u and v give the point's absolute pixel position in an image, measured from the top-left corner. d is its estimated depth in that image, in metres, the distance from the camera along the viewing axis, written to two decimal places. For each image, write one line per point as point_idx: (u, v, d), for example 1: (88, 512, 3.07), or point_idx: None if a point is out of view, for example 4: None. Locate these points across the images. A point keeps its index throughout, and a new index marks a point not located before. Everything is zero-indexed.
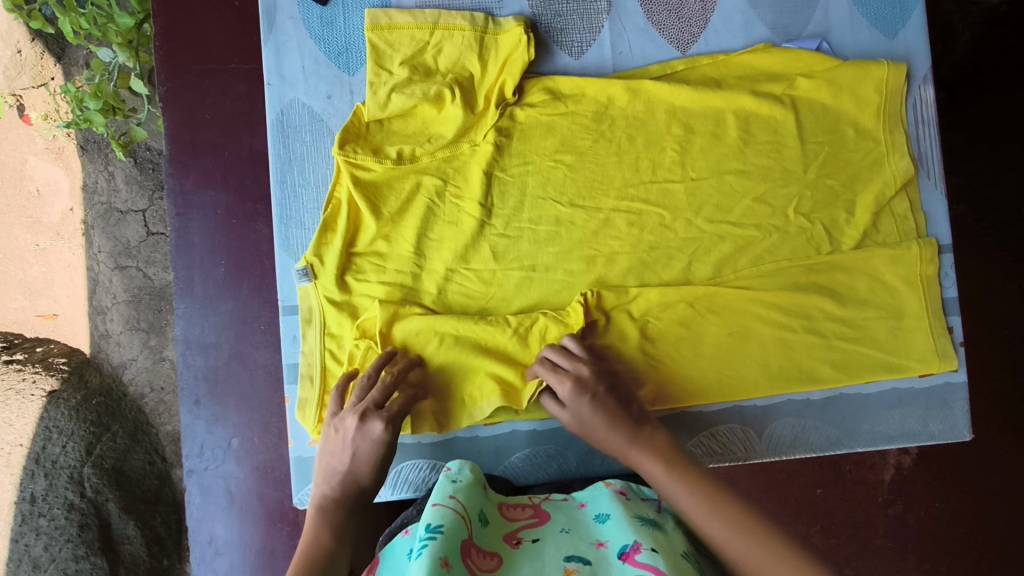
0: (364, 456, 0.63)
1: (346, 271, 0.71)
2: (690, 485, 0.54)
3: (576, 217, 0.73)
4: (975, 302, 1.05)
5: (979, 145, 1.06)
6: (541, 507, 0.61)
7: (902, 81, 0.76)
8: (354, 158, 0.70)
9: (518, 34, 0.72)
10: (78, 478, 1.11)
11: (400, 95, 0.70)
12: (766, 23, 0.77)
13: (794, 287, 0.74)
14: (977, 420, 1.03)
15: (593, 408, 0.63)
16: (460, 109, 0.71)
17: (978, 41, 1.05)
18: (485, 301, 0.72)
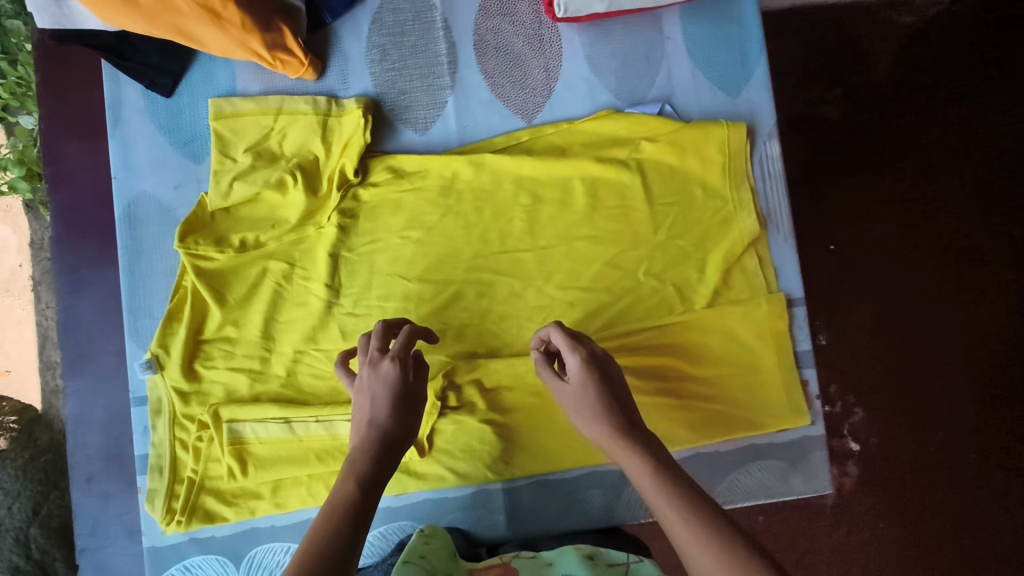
0: (381, 397, 0.58)
1: (193, 359, 0.73)
2: (676, 499, 0.49)
3: (424, 291, 0.75)
4: (865, 331, 1.13)
5: (900, 158, 1.17)
6: (511, 565, 0.66)
7: (744, 141, 0.77)
8: (195, 250, 0.71)
9: (357, 116, 0.74)
10: (25, 541, 0.88)
11: (243, 184, 0.73)
12: (609, 88, 0.79)
13: (645, 351, 0.76)
14: (914, 439, 1.10)
15: (589, 390, 0.58)
16: (302, 193, 0.73)
17: (900, 59, 1.18)
18: (337, 380, 0.74)
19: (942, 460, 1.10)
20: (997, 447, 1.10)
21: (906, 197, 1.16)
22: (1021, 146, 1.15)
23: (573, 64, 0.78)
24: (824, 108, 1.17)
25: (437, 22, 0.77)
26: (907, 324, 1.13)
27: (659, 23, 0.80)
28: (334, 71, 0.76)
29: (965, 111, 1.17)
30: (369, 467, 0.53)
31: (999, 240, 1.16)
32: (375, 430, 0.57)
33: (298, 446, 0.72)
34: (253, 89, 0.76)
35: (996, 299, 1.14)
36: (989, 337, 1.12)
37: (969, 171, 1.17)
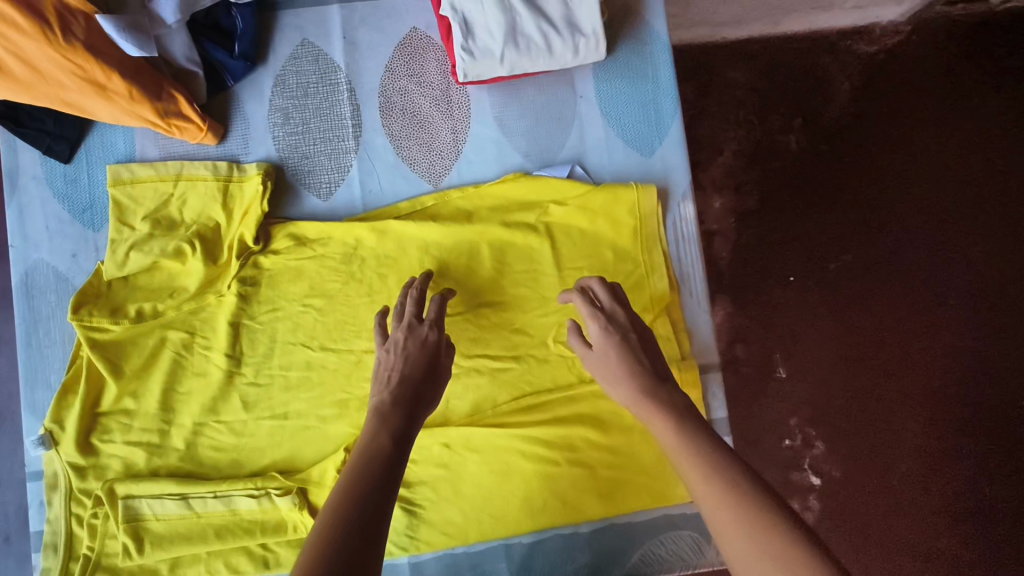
0: (413, 356, 0.62)
1: (90, 433, 0.71)
2: (688, 445, 0.52)
3: (327, 360, 0.74)
4: (824, 362, 1.21)
5: (867, 185, 1.25)
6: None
7: (654, 203, 0.76)
8: (88, 322, 0.70)
9: (256, 183, 0.73)
10: None
11: (138, 253, 0.71)
12: (520, 150, 0.77)
13: (553, 420, 0.74)
14: (877, 468, 1.19)
15: (612, 349, 0.63)
16: (200, 262, 0.71)
17: (859, 89, 1.27)
18: (237, 453, 0.73)
19: (892, 491, 1.19)
20: (943, 478, 1.20)
21: (865, 238, 1.24)
22: (971, 168, 1.26)
23: (482, 125, 0.77)
24: (788, 136, 1.25)
25: (342, 85, 0.76)
26: (866, 359, 1.21)
27: (570, 79, 0.78)
28: (236, 135, 0.76)
29: (926, 136, 1.27)
30: (398, 421, 0.57)
31: (945, 284, 1.24)
32: (409, 384, 0.60)
33: (195, 524, 0.70)
34: (152, 155, 0.75)
35: (947, 330, 1.23)
36: (939, 370, 1.22)
37: (918, 211, 1.25)
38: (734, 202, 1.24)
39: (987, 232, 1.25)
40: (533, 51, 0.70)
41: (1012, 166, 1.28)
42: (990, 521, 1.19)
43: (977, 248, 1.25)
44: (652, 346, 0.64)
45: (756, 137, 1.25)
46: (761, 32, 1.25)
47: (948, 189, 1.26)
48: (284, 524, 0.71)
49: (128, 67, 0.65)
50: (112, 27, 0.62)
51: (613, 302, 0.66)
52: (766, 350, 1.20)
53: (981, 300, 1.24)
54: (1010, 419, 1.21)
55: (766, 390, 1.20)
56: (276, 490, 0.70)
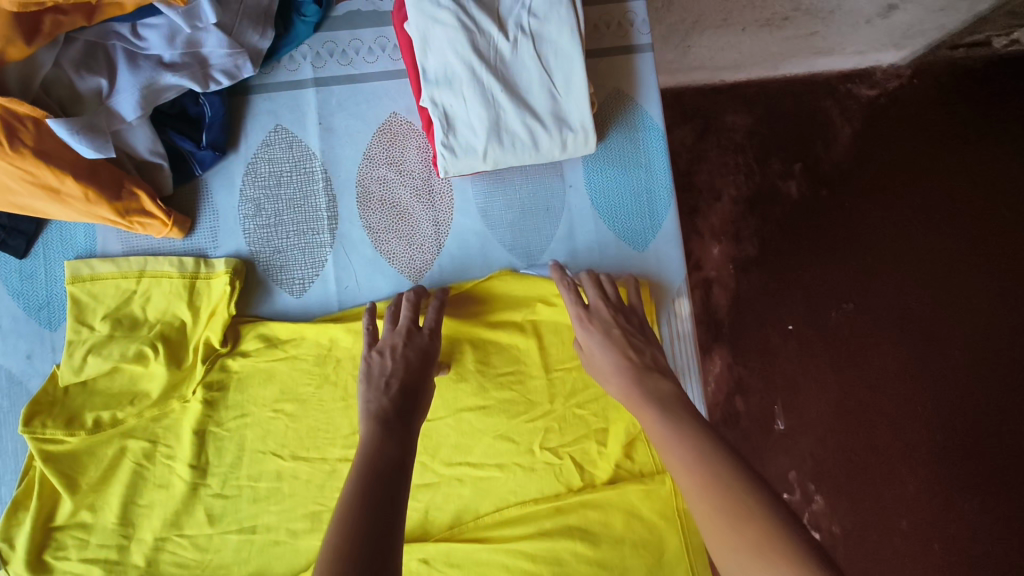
0: (408, 355, 0.62)
1: (43, 550, 0.66)
2: (674, 434, 0.53)
3: (299, 470, 0.69)
4: (826, 416, 1.19)
5: (864, 236, 1.23)
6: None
7: (648, 300, 0.72)
8: (42, 434, 0.65)
9: (224, 280, 0.68)
10: None
11: (95, 357, 0.66)
12: (505, 244, 0.73)
13: (539, 533, 0.69)
14: (879, 527, 1.19)
15: (602, 346, 0.64)
16: (163, 366, 0.67)
17: (861, 133, 1.24)
18: (201, 570, 0.68)
19: (896, 550, 1.18)
20: (949, 538, 1.19)
21: (869, 292, 1.22)
22: (969, 218, 1.24)
23: (465, 217, 0.73)
24: (788, 182, 1.22)
25: (317, 174, 0.72)
26: (871, 417, 1.20)
27: (560, 169, 0.74)
28: (205, 228, 0.72)
29: (928, 185, 1.24)
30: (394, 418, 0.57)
31: (949, 340, 1.22)
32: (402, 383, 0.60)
33: None
34: (115, 250, 0.71)
35: (952, 382, 1.21)
36: (944, 422, 1.21)
37: (922, 262, 1.23)
38: (732, 251, 1.21)
39: (990, 285, 1.23)
40: (519, 147, 0.66)
41: (1014, 217, 1.25)
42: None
43: (979, 302, 1.23)
44: (641, 338, 0.65)
45: (755, 182, 1.21)
46: (759, 76, 1.21)
47: (949, 240, 1.24)
48: None
49: (84, 170, 0.61)
50: (67, 131, 0.57)
51: (598, 299, 0.67)
52: (766, 403, 1.19)
53: (985, 355, 1.22)
54: (1015, 478, 1.20)
55: (769, 443, 1.18)
56: None
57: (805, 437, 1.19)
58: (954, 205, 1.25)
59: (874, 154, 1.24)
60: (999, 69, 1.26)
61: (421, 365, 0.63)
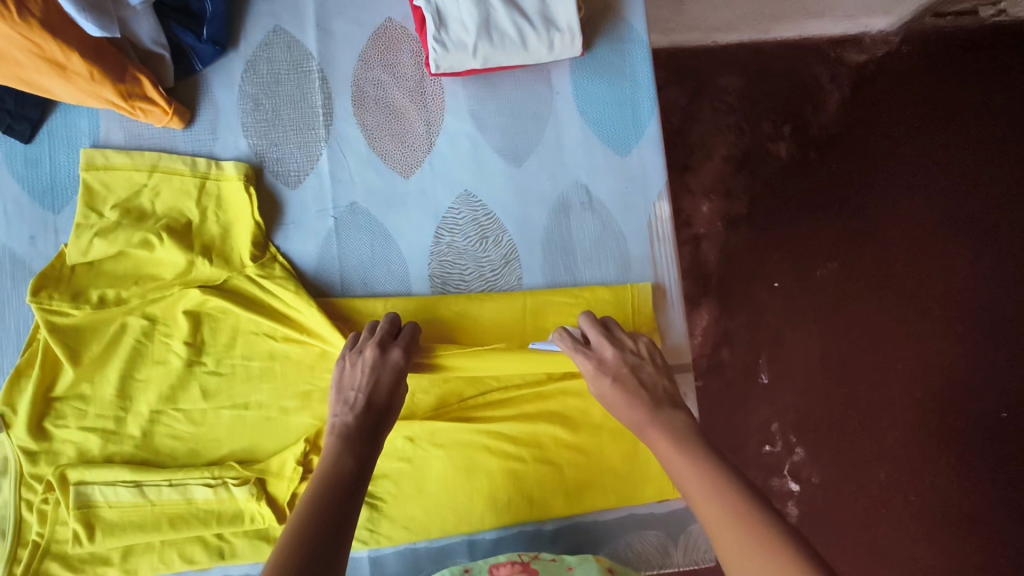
0: (378, 380, 0.62)
1: (44, 418, 0.70)
2: (692, 464, 0.55)
3: (290, 351, 0.73)
4: (808, 367, 1.21)
5: (849, 195, 1.26)
6: (528, 565, 0.68)
7: (630, 197, 0.77)
8: (48, 305, 0.68)
9: (238, 183, 0.72)
10: None
11: (104, 241, 0.69)
12: (493, 145, 0.76)
13: (520, 416, 0.74)
14: (857, 478, 1.19)
15: (608, 388, 0.64)
16: (172, 255, 0.69)
17: (847, 100, 1.26)
18: (195, 443, 0.72)
19: (874, 499, 1.20)
20: (925, 489, 1.21)
21: (855, 251, 1.25)
22: (951, 185, 1.28)
23: (456, 119, 0.76)
24: (777, 144, 1.24)
25: (314, 73, 0.75)
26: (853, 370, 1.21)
27: (548, 76, 0.78)
28: (204, 120, 0.74)
29: (912, 151, 1.28)
30: (354, 447, 0.57)
31: (931, 298, 1.25)
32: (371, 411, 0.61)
33: (149, 512, 0.70)
34: (117, 140, 0.73)
35: (931, 339, 1.24)
36: (925, 377, 1.23)
37: (905, 223, 1.27)
38: (723, 208, 1.22)
39: (967, 250, 1.28)
40: (508, 45, 0.70)
41: (993, 186, 1.29)
42: (969, 536, 1.21)
43: (960, 262, 1.27)
44: (651, 371, 0.66)
45: (746, 144, 1.23)
46: (751, 38, 1.24)
47: (931, 206, 1.28)
48: (242, 514, 0.71)
49: (89, 47, 0.63)
50: (73, 8, 0.58)
51: (599, 341, 0.67)
52: (751, 354, 1.19)
53: (964, 314, 1.26)
54: (990, 438, 1.23)
55: (752, 395, 1.19)
56: (233, 479, 0.70)
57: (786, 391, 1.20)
58: (937, 170, 1.29)
59: (862, 119, 1.27)
60: (985, 45, 1.31)
61: (390, 380, 0.63)
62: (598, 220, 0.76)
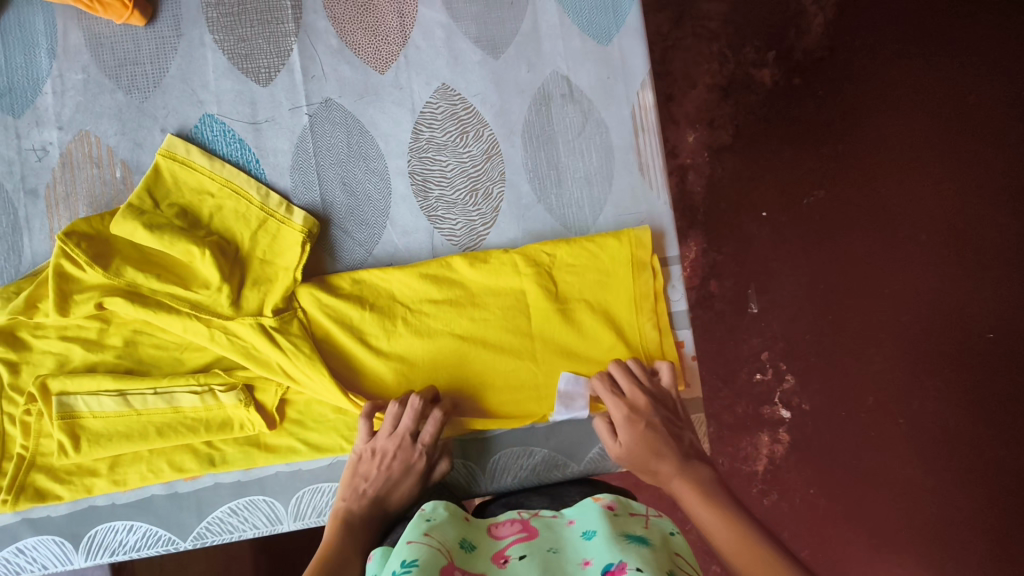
0: (392, 478, 0.64)
1: (22, 328, 0.67)
2: (716, 514, 0.56)
3: (260, 252, 0.69)
4: (799, 296, 1.18)
5: (837, 119, 1.21)
6: (530, 524, 0.54)
7: (613, 86, 0.75)
8: (70, 252, 0.64)
9: (298, 235, 0.68)
10: None
11: (151, 234, 0.65)
12: (470, 36, 0.74)
13: (511, 307, 0.71)
14: (851, 403, 1.17)
15: (640, 435, 0.66)
16: (213, 272, 0.65)
17: (832, 23, 1.22)
18: (180, 352, 0.69)
19: (863, 426, 1.17)
20: (913, 414, 1.18)
21: (835, 179, 1.20)
22: (943, 105, 1.22)
23: (430, 9, 0.73)
24: (762, 70, 1.20)
25: None
26: (840, 298, 1.18)
27: None
28: (167, 16, 0.70)
29: (902, 72, 1.22)
30: (362, 536, 0.60)
31: (915, 224, 1.20)
32: (381, 501, 0.63)
33: (133, 424, 0.66)
34: (77, 37, 0.69)
35: (925, 263, 1.20)
36: (919, 303, 1.19)
37: (890, 148, 1.21)
38: (707, 138, 1.19)
39: (963, 173, 1.22)
40: None
41: (988, 105, 1.23)
42: (966, 464, 1.17)
43: (948, 185, 1.21)
44: (678, 425, 0.68)
45: (728, 71, 1.20)
46: None
47: (924, 128, 1.22)
48: (231, 421, 0.68)
49: None
50: None
51: (632, 387, 0.68)
52: (739, 285, 1.17)
53: (949, 240, 1.20)
54: (988, 363, 1.18)
55: (742, 324, 1.17)
56: (219, 386, 0.67)
57: (765, 323, 1.17)
58: (921, 95, 1.22)
59: (847, 44, 1.22)
60: None
61: (402, 478, 0.64)
62: (580, 111, 0.74)
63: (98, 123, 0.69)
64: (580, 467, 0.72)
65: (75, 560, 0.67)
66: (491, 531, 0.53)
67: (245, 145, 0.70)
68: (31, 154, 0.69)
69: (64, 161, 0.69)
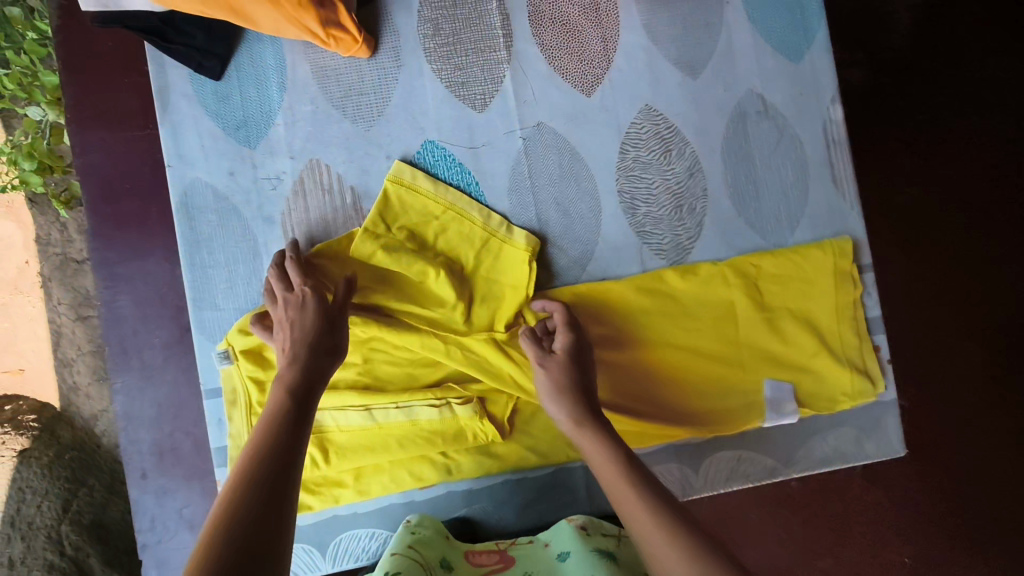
0: (297, 320, 0.61)
1: (266, 349, 0.70)
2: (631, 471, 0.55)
3: (484, 270, 0.72)
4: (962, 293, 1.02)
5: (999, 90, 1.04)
6: (506, 552, 0.69)
7: (806, 103, 0.77)
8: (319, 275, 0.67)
9: (524, 254, 0.72)
10: (58, 538, 0.94)
11: (388, 256, 0.69)
12: (669, 58, 0.76)
13: (721, 318, 0.74)
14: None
15: (565, 364, 0.65)
16: (450, 291, 0.69)
17: None
18: (413, 367, 0.71)
19: None
20: None
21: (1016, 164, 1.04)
22: None
23: (631, 33, 0.76)
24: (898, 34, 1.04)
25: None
26: (1020, 302, 1.03)
27: None
28: (387, 48, 0.73)
29: None
30: (295, 377, 0.56)
31: None
32: (302, 343, 0.59)
33: (376, 437, 0.69)
34: (305, 71, 0.73)
35: None
36: None
37: None
38: None
39: None
40: None
41: None
42: None
43: None
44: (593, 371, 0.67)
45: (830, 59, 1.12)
46: None
47: None
48: (464, 432, 0.70)
49: None
50: None
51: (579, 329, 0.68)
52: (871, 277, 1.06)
53: None
54: None
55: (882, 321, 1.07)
56: (456, 399, 0.69)
57: (936, 327, 1.01)
58: None
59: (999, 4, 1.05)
60: None
61: (303, 318, 0.62)
62: (774, 127, 0.77)
63: (328, 152, 0.73)
64: (784, 469, 0.76)
65: (320, 565, 0.71)
66: (470, 556, 0.68)
67: (465, 169, 0.74)
68: (266, 183, 0.72)
69: (297, 189, 0.72)
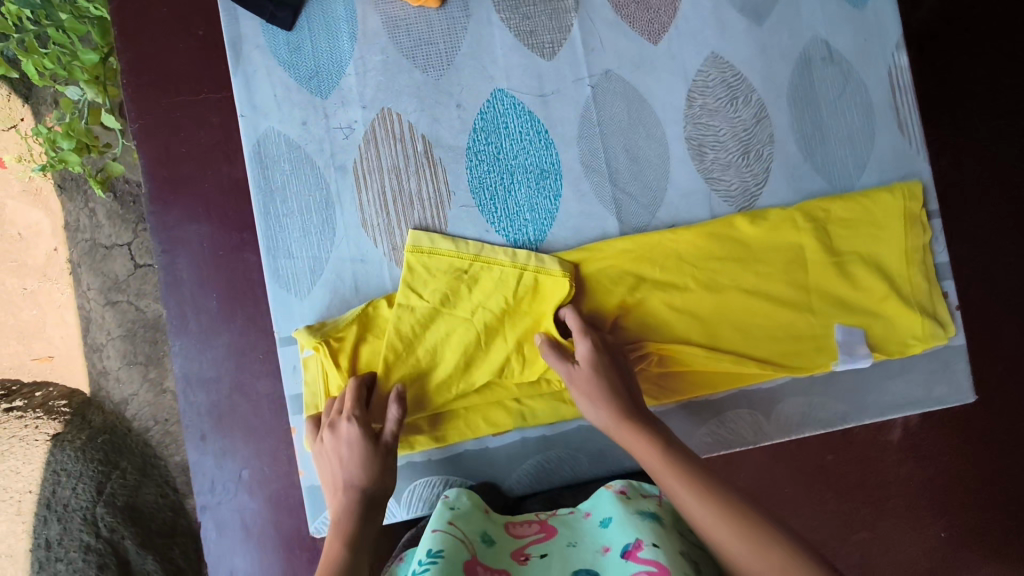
0: (351, 457, 0.64)
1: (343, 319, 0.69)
2: (680, 461, 0.57)
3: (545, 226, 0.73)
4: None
5: None
6: (548, 523, 0.63)
7: (871, 48, 0.77)
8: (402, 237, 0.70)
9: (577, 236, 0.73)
10: (92, 519, 0.98)
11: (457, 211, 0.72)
12: (734, 5, 0.76)
13: (792, 263, 0.74)
14: None
15: (595, 370, 0.66)
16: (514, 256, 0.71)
17: None
18: None
19: None
20: None
21: None
22: None
23: None
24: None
25: None
26: None
27: None
28: None
29: None
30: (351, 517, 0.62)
31: None
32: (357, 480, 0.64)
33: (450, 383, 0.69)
34: (374, 21, 0.73)
35: None
36: None
37: None
38: None
39: None
40: None
41: None
42: None
43: None
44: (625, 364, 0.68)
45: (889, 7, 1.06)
46: None
47: None
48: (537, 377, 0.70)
49: None
50: None
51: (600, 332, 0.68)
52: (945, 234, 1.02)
53: None
54: None
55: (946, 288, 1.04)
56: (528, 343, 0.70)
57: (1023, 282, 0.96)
58: None
59: None
60: None
61: (356, 452, 0.64)
62: (841, 73, 0.77)
63: (398, 101, 0.73)
64: (855, 416, 0.76)
65: (394, 512, 0.72)
66: (510, 528, 0.63)
67: (534, 117, 0.74)
68: (338, 132, 0.72)
69: (368, 138, 0.73)
